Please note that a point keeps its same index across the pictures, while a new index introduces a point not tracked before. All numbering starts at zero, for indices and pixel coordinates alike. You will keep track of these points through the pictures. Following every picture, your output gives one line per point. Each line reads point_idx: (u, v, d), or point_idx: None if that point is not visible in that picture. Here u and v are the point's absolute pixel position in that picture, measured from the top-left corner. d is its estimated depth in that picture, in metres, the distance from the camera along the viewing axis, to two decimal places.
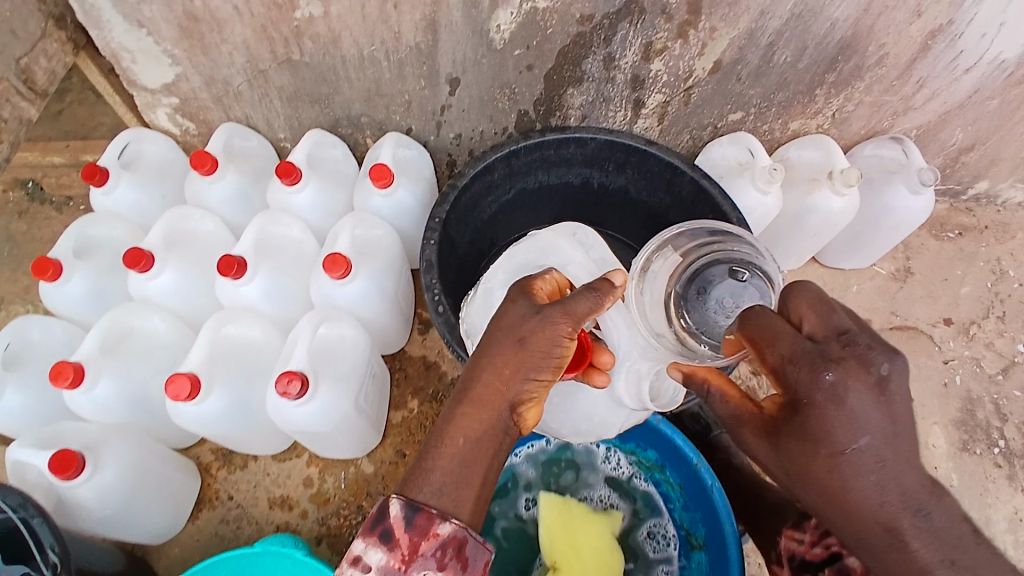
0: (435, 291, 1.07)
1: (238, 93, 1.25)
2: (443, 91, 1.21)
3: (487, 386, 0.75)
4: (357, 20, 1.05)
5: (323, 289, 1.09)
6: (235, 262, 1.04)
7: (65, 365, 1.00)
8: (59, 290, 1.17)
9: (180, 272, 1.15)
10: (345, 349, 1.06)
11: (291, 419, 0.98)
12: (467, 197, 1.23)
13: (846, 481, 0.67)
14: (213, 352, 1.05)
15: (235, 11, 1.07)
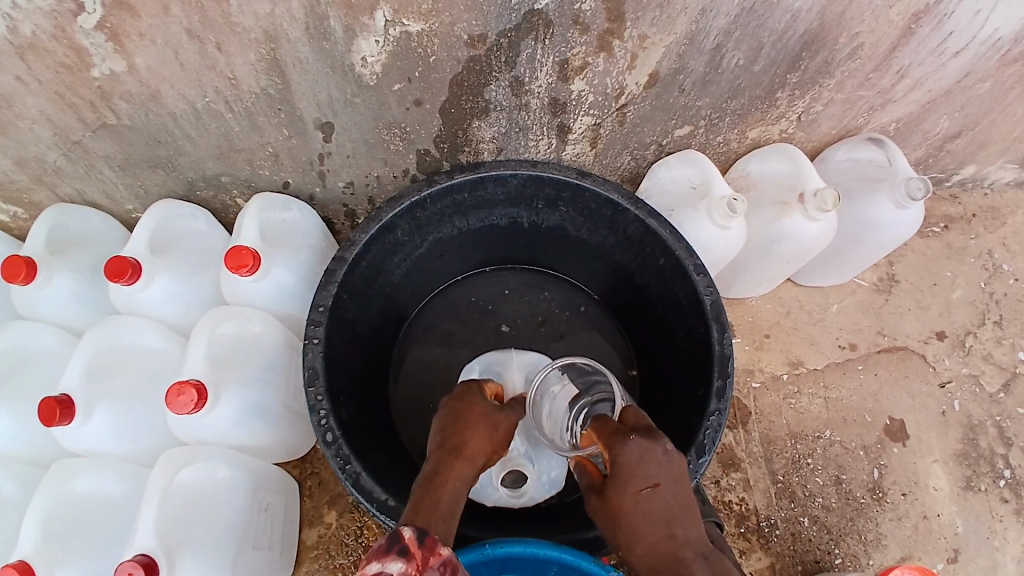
0: (320, 411, 0.80)
1: (58, 169, 0.97)
2: (316, 139, 0.94)
3: (478, 436, 0.68)
4: (174, 70, 0.80)
5: (185, 420, 0.84)
6: (59, 407, 0.79)
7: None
8: None
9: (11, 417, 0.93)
10: (218, 495, 0.86)
11: None
12: (361, 270, 0.92)
13: (640, 519, 0.61)
14: (52, 524, 0.83)
15: (19, 83, 0.80)
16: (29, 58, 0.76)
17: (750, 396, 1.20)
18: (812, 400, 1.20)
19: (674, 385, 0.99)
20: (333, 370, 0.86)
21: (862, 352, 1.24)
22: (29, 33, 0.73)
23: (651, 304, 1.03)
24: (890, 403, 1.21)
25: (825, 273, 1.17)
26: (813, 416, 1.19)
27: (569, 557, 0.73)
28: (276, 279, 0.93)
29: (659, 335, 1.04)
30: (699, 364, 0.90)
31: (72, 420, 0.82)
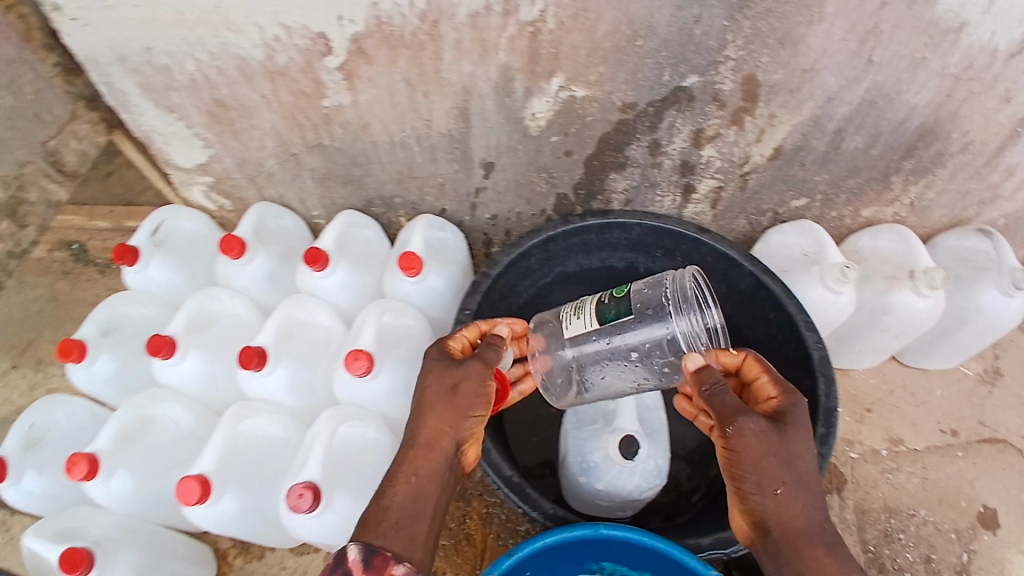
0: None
1: (270, 174, 1.18)
2: (477, 174, 1.12)
3: (432, 428, 0.76)
4: (386, 108, 0.99)
5: (347, 384, 1.02)
6: (256, 354, 0.99)
7: (79, 456, 0.94)
8: (85, 373, 1.11)
9: (205, 358, 1.09)
10: (364, 450, 1.00)
11: (301, 528, 0.93)
12: (501, 285, 1.08)
13: (807, 474, 0.71)
14: (230, 450, 1.01)
15: (263, 100, 0.99)
16: (277, 82, 0.95)
17: (847, 465, 1.22)
18: (909, 478, 1.21)
19: None
20: None
21: (962, 440, 1.24)
22: (282, 62, 0.92)
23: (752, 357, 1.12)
24: (986, 492, 1.20)
25: (927, 354, 1.21)
26: (908, 493, 1.20)
27: (661, 544, 0.79)
28: (430, 283, 1.12)
29: None
30: None
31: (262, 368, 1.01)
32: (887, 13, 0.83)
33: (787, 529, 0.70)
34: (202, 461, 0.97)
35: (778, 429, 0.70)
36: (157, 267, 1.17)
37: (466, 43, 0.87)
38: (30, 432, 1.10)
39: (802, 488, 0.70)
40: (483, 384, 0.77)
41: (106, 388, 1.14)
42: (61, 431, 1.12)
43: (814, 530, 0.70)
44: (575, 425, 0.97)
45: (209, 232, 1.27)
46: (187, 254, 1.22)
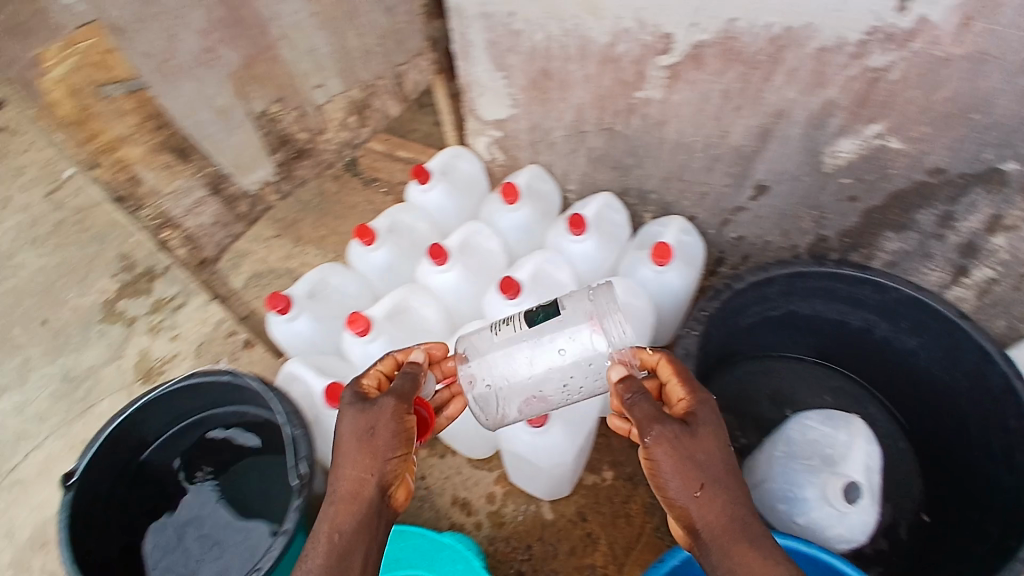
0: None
1: (552, 143, 1.30)
2: (745, 194, 1.17)
3: (352, 480, 0.76)
4: (692, 112, 1.08)
5: None
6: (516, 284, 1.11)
7: (360, 314, 1.13)
8: (367, 255, 1.29)
9: (464, 275, 1.25)
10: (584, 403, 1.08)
11: (518, 442, 1.05)
12: (736, 302, 1.13)
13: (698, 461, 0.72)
14: None
15: (584, 78, 1.13)
16: (604, 67, 1.09)
17: None
18: None
19: (976, 540, 1.02)
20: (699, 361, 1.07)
21: None
22: (619, 52, 1.06)
23: (971, 460, 1.08)
24: None
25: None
26: None
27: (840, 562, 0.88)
28: (672, 278, 1.18)
29: (971, 488, 1.08)
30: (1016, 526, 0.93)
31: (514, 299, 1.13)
32: None
33: (713, 527, 0.69)
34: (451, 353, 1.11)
35: (645, 409, 0.74)
36: (440, 192, 1.36)
37: (802, 71, 0.94)
38: (313, 282, 1.26)
39: (724, 482, 0.71)
40: (400, 420, 0.78)
41: (374, 274, 1.32)
42: (333, 295, 1.26)
43: (743, 522, 0.70)
44: (790, 454, 1.07)
45: (480, 178, 1.43)
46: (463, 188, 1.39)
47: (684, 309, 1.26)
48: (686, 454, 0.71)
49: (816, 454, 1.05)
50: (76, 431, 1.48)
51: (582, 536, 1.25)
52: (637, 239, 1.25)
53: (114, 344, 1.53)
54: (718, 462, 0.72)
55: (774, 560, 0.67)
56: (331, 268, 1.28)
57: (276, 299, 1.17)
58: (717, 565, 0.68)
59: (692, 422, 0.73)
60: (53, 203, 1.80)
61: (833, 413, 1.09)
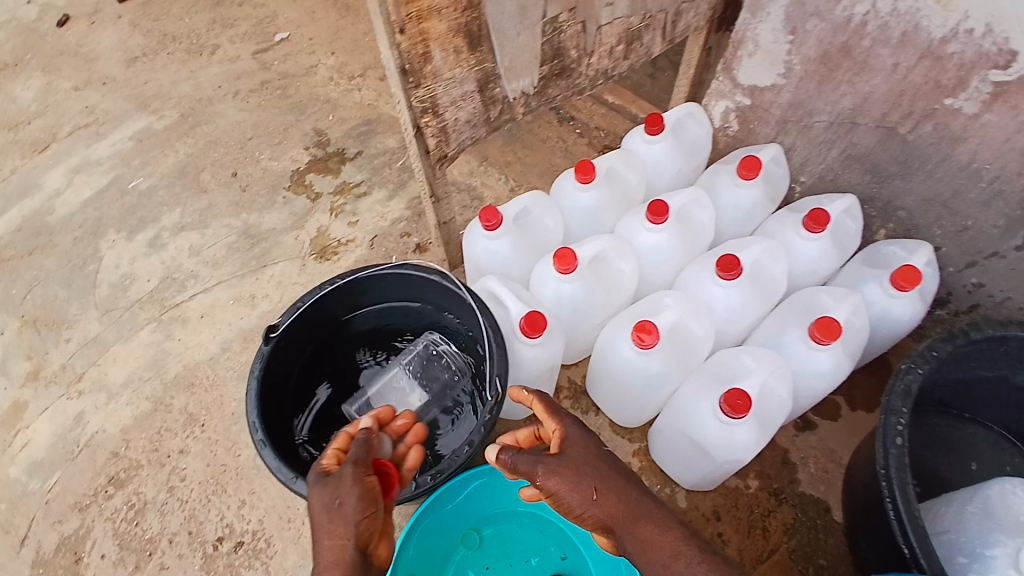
0: (900, 418, 0.91)
1: (807, 127, 1.18)
2: (1013, 240, 1.05)
3: (331, 541, 0.67)
4: (1005, 135, 0.95)
5: (792, 341, 1.00)
6: (737, 267, 0.99)
7: (571, 252, 1.00)
8: (576, 192, 1.18)
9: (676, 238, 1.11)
10: (778, 410, 0.94)
11: (702, 427, 0.95)
12: (966, 350, 1.02)
13: (585, 475, 0.73)
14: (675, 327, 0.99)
15: (890, 67, 1.01)
16: (924, 61, 0.97)
17: None
18: None
19: None
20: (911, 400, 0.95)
21: None
22: (954, 49, 0.93)
23: None
24: None
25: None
26: None
27: None
28: (903, 308, 1.05)
29: None
30: None
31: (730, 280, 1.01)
32: None
33: (617, 518, 0.71)
34: (659, 317, 0.97)
35: (530, 461, 0.73)
36: (666, 149, 1.24)
37: None
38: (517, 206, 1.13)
39: (609, 479, 0.73)
40: (363, 477, 0.70)
41: (573, 216, 1.20)
42: (533, 225, 1.14)
43: (637, 502, 0.72)
44: (981, 517, 0.93)
45: (705, 144, 1.30)
46: (688, 151, 1.27)
47: (891, 343, 1.11)
48: (584, 467, 0.73)
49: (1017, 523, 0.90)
50: (246, 286, 1.45)
51: (711, 535, 1.09)
52: (868, 253, 1.13)
53: (296, 214, 1.55)
54: (597, 464, 0.74)
55: (669, 528, 0.70)
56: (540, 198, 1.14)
57: (489, 214, 1.06)
58: (645, 559, 0.69)
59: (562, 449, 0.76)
60: (261, 63, 1.84)
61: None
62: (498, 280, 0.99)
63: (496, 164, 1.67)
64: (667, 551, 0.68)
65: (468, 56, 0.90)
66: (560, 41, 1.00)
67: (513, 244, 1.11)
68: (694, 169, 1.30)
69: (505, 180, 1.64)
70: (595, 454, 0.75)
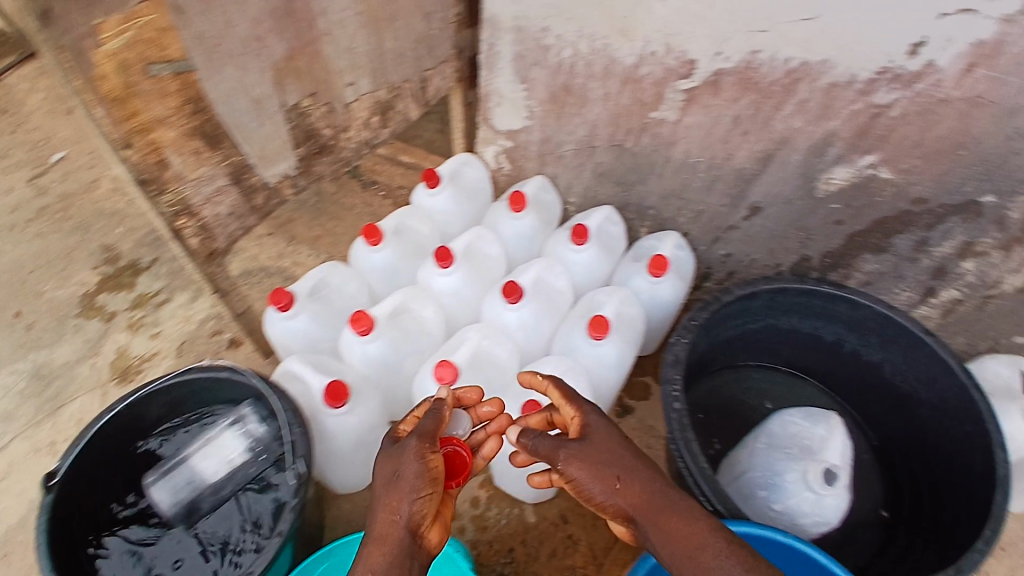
0: (674, 384, 1.09)
1: (560, 156, 1.38)
2: (738, 214, 1.28)
3: (383, 521, 0.73)
4: (700, 135, 1.16)
5: (577, 342, 1.16)
6: (518, 290, 1.15)
7: (365, 314, 1.04)
8: (369, 253, 1.22)
9: (469, 276, 1.21)
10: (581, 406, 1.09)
11: None
12: (723, 311, 1.26)
13: (604, 462, 0.78)
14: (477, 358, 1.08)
15: (604, 97, 1.19)
16: (626, 86, 1.15)
17: None
18: None
19: (954, 535, 1.12)
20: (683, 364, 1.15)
21: None
22: (642, 74, 1.11)
23: (944, 462, 1.21)
24: None
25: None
26: None
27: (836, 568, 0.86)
28: (663, 291, 1.28)
29: (945, 490, 1.20)
30: (978, 518, 1.05)
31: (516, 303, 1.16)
32: None
33: (639, 507, 0.76)
34: (456, 355, 1.07)
35: (550, 444, 0.79)
36: (447, 197, 1.33)
37: (811, 103, 1.00)
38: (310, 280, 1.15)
39: (633, 470, 0.78)
40: (422, 465, 0.74)
41: (370, 278, 1.24)
42: (329, 296, 1.16)
43: (656, 494, 0.76)
44: (773, 449, 1.07)
45: (483, 187, 1.42)
46: (469, 195, 1.38)
47: (667, 321, 1.33)
48: (606, 457, 0.78)
49: (799, 445, 1.05)
50: (44, 433, 1.33)
51: (563, 538, 1.21)
52: (632, 253, 1.35)
53: (90, 340, 1.45)
54: (620, 454, 0.79)
55: (694, 520, 0.74)
56: (333, 267, 1.17)
57: (278, 295, 1.07)
58: (666, 552, 0.74)
59: (584, 435, 0.80)
60: (37, 188, 1.71)
61: (815, 409, 1.09)
62: (298, 361, 1.00)
63: (304, 242, 1.67)
64: (693, 545, 0.72)
65: (209, 154, 0.96)
66: (310, 125, 1.07)
67: (316, 317, 1.13)
68: (479, 210, 1.41)
69: (314, 254, 1.64)
70: (617, 447, 0.79)
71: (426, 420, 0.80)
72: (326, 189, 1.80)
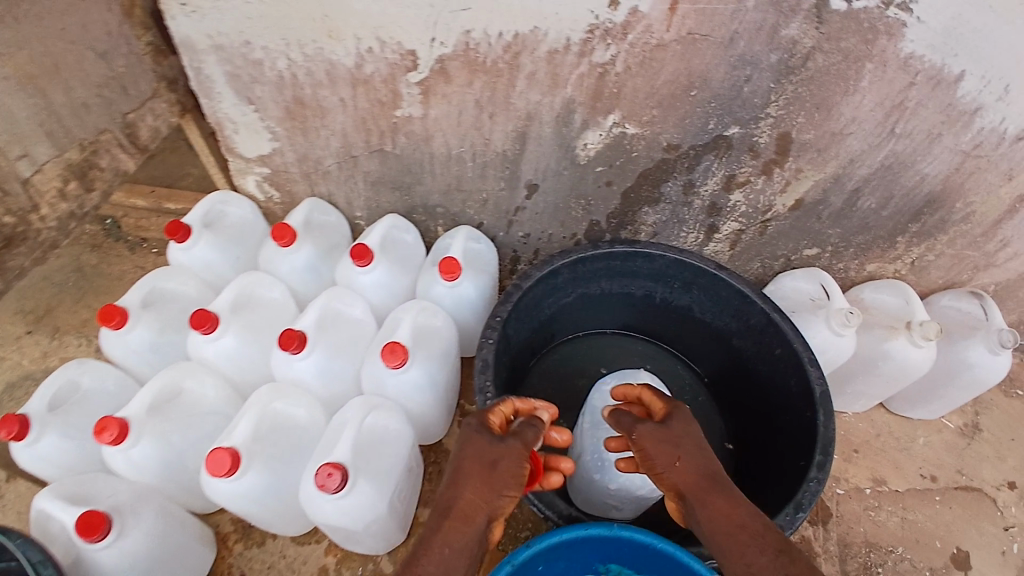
0: (487, 394, 1.05)
1: (326, 172, 1.28)
2: (520, 195, 1.24)
3: (466, 500, 0.75)
4: (452, 124, 1.09)
5: (379, 374, 1.10)
6: (297, 338, 1.05)
7: (110, 420, 1.02)
8: (121, 339, 1.20)
9: (241, 337, 1.17)
10: (388, 443, 1.06)
11: (322, 508, 0.99)
12: (529, 297, 1.21)
13: (698, 450, 0.85)
14: (260, 427, 1.05)
15: (340, 104, 1.09)
16: (358, 89, 1.05)
17: (833, 500, 1.31)
18: (890, 516, 1.30)
19: (778, 462, 1.13)
20: (495, 367, 1.10)
21: (940, 485, 1.35)
22: (369, 72, 1.02)
23: (760, 389, 1.23)
24: (958, 535, 1.30)
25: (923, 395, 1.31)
26: (888, 531, 1.29)
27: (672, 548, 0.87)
28: (464, 291, 1.22)
29: (765, 417, 1.22)
30: (802, 440, 1.07)
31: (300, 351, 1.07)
32: (913, 93, 0.93)
33: (694, 488, 0.82)
34: (233, 435, 1.01)
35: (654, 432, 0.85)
36: (203, 248, 1.28)
37: (540, 75, 0.96)
38: (65, 392, 1.18)
39: (694, 453, 0.85)
40: (522, 464, 0.77)
41: (142, 358, 1.25)
42: (91, 397, 1.20)
43: (714, 477, 0.83)
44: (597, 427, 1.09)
45: (253, 221, 1.38)
46: (233, 238, 1.33)
47: (481, 319, 1.29)
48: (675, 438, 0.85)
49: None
50: None
51: None
52: (429, 258, 1.28)
53: None
54: (693, 438, 0.86)
55: (735, 502, 0.81)
56: (81, 369, 1.20)
57: (8, 424, 1.07)
58: (707, 528, 0.80)
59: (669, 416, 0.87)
60: None
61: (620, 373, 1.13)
62: (45, 499, 0.98)
63: None
64: (736, 521, 0.79)
65: None
66: None
67: (67, 431, 1.16)
68: (251, 248, 1.36)
69: None
70: (689, 429, 0.86)
71: (528, 422, 0.81)
72: (86, 263, 1.69)
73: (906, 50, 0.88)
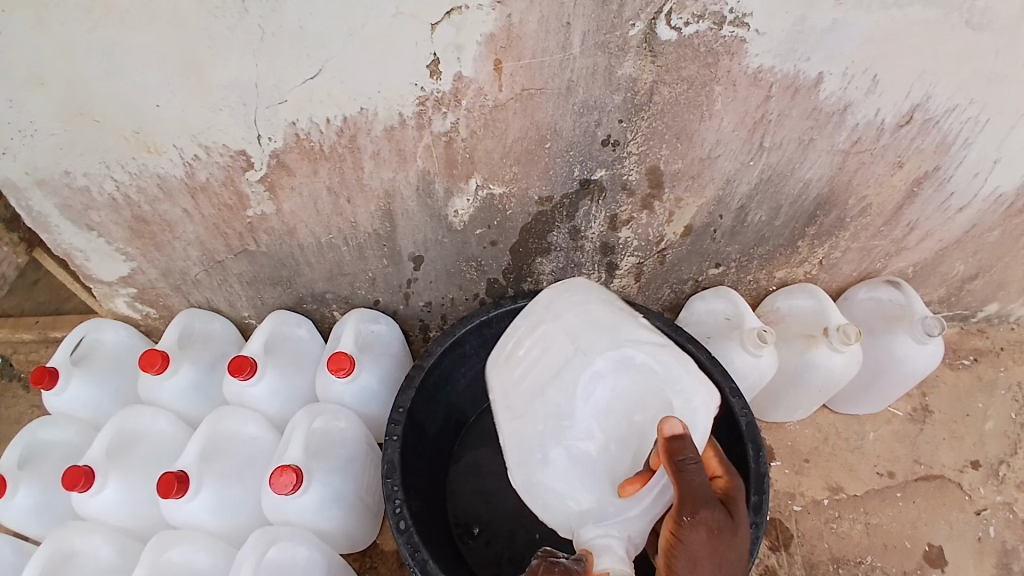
0: (396, 500, 0.95)
1: (196, 281, 1.18)
2: (407, 268, 1.15)
3: None
4: (311, 215, 1.01)
5: (275, 501, 0.99)
6: (176, 481, 0.94)
7: None
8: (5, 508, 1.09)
9: (125, 482, 1.06)
10: (294, 575, 0.97)
11: None
12: (436, 375, 1.11)
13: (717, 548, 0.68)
14: None
15: (185, 214, 1.01)
16: (198, 197, 0.98)
17: (791, 519, 1.30)
18: (853, 525, 1.30)
19: None
20: (406, 465, 1.01)
21: (900, 480, 1.34)
22: (203, 179, 0.95)
23: None
24: (928, 530, 1.29)
25: (865, 393, 1.28)
26: (854, 542, 1.28)
27: None
28: (363, 382, 1.12)
29: None
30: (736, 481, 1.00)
31: (183, 495, 0.96)
32: (772, 105, 0.90)
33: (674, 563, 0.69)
34: None
35: (694, 458, 0.67)
36: (77, 386, 1.17)
37: (384, 153, 0.91)
38: None
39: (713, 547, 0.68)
40: None
41: (27, 520, 1.12)
42: None
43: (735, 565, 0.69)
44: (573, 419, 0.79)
45: (135, 343, 1.28)
46: (109, 367, 1.22)
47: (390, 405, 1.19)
48: (727, 536, 0.68)
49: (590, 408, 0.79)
50: None
51: None
52: (325, 350, 1.18)
53: None
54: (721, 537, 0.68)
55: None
56: None
57: None
58: None
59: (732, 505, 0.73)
60: None
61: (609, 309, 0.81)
62: None
63: None
64: None
65: None
66: None
67: None
68: (134, 373, 1.25)
69: None
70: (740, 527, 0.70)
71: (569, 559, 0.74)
72: None
73: (753, 67, 0.84)
